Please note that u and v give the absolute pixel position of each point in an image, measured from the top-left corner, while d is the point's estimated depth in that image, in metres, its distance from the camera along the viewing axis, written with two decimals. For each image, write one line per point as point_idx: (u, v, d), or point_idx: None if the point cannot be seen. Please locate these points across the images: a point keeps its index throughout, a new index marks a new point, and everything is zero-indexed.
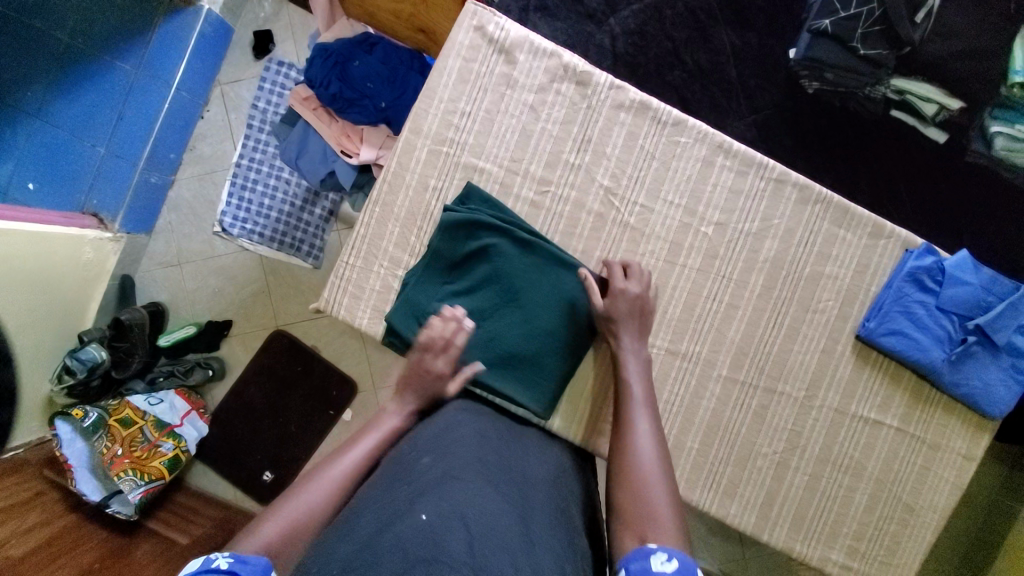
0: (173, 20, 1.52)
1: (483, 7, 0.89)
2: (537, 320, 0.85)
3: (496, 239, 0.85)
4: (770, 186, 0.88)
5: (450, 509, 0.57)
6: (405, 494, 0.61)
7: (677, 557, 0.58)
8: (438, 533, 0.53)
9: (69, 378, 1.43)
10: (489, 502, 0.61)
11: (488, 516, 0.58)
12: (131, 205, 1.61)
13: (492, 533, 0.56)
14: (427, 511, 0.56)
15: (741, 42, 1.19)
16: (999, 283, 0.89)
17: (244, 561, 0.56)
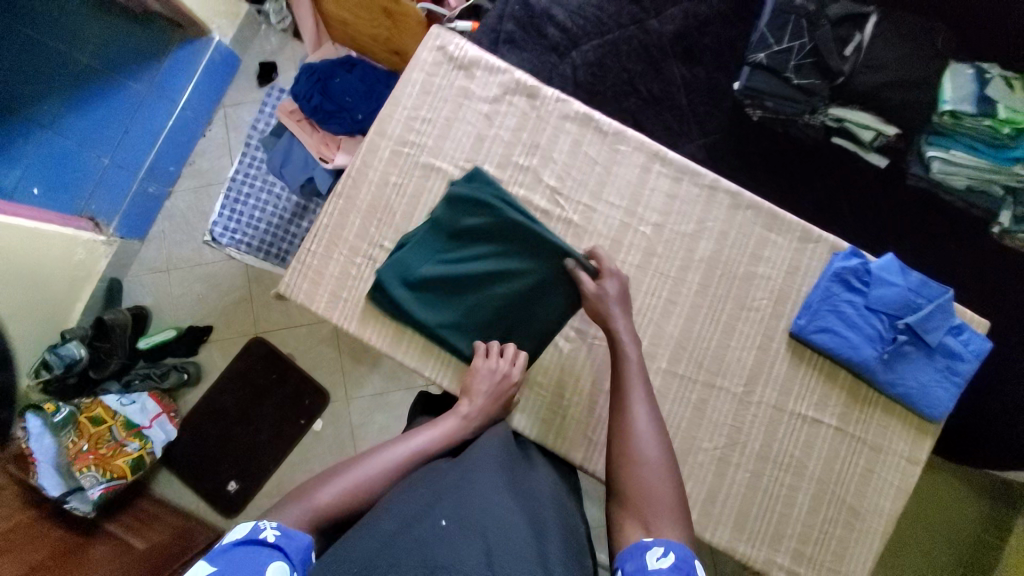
0: (184, 47, 1.67)
1: (445, 30, 1.01)
2: (517, 299, 0.90)
3: (489, 221, 0.91)
4: (703, 192, 0.96)
5: (467, 517, 0.67)
6: (429, 502, 0.70)
7: (672, 551, 0.67)
8: (458, 540, 0.62)
9: (45, 374, 1.46)
10: (505, 509, 0.70)
11: (503, 522, 0.67)
12: (127, 211, 1.69)
13: (508, 539, 0.65)
14: (449, 519, 0.66)
15: (690, 75, 1.32)
16: (928, 285, 0.91)
17: (288, 537, 0.67)
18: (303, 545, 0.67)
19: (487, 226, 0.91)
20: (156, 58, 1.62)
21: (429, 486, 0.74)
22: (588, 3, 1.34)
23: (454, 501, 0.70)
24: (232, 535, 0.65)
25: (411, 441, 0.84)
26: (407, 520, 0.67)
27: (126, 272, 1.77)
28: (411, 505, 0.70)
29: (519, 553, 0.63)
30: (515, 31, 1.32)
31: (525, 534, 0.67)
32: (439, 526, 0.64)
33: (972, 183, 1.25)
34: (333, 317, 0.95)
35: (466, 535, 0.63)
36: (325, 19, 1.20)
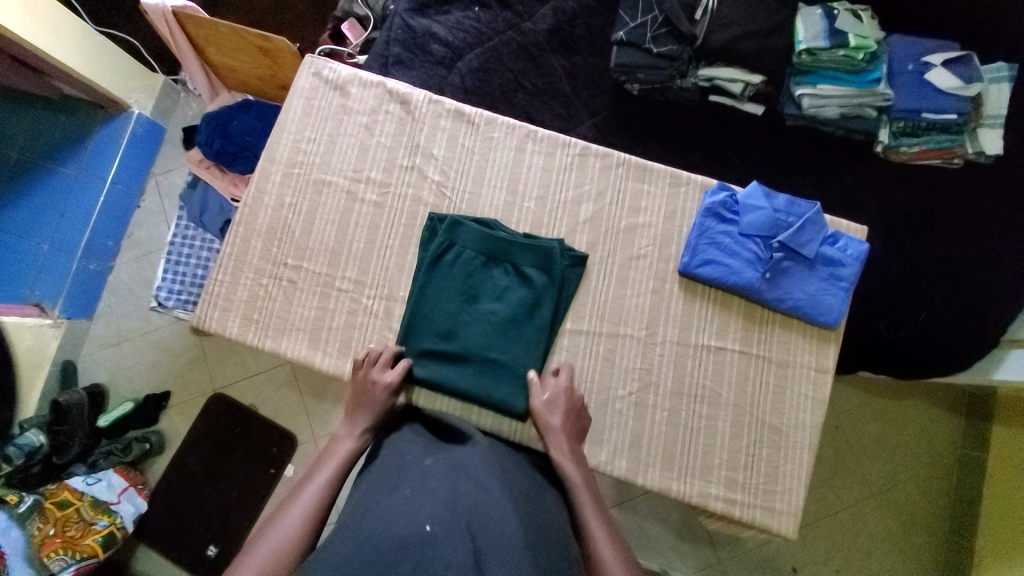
0: (107, 125, 1.69)
1: (318, 57, 1.08)
2: (465, 328, 0.95)
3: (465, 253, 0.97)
4: (575, 160, 1.03)
5: (452, 516, 0.63)
6: (414, 502, 0.66)
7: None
8: (443, 542, 0.58)
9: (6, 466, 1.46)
10: (491, 503, 0.67)
11: (488, 517, 0.64)
12: (71, 290, 1.67)
13: (495, 535, 0.62)
14: (434, 522, 0.61)
15: (570, 64, 1.41)
16: (796, 204, 0.98)
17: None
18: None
19: (479, 276, 0.97)
20: (81, 140, 1.65)
21: (414, 485, 0.70)
22: (465, 18, 1.44)
23: (441, 499, 0.66)
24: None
25: (317, 478, 0.79)
26: (394, 523, 0.62)
27: (80, 352, 1.74)
28: (396, 504, 0.67)
29: (508, 548, 0.60)
30: (402, 53, 1.41)
31: (512, 528, 0.63)
32: (424, 531, 0.60)
33: (844, 110, 1.30)
34: (248, 337, 0.97)
35: (452, 535, 0.59)
36: (216, 69, 1.28)
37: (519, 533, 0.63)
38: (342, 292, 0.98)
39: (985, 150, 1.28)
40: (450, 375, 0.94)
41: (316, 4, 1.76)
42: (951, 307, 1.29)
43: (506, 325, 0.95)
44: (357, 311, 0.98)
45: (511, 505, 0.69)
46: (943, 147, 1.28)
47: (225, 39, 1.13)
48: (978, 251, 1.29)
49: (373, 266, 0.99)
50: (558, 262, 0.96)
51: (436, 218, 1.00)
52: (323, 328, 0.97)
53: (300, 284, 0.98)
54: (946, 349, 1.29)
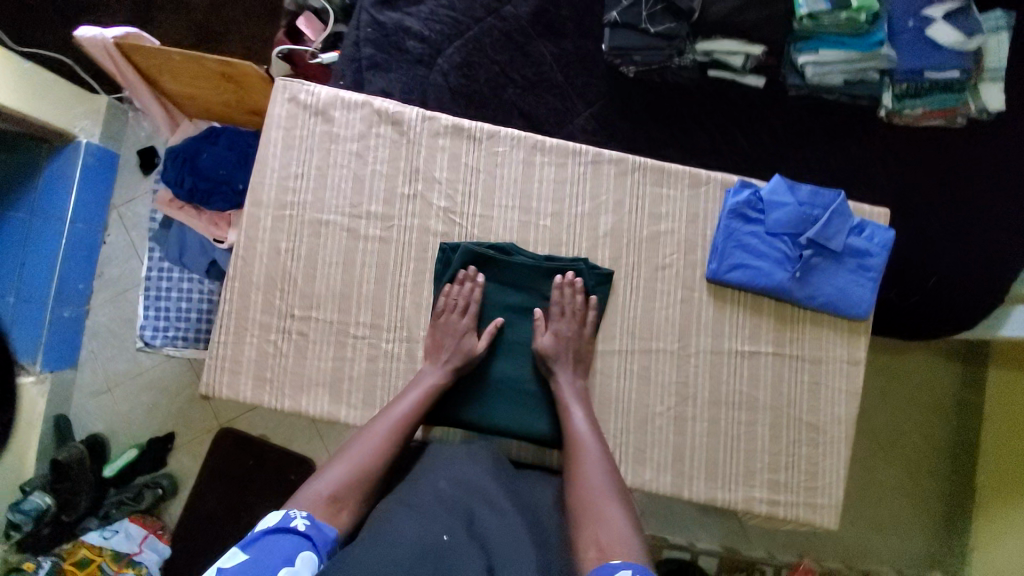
0: (56, 159, 1.51)
1: (291, 79, 0.96)
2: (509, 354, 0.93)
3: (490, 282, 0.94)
4: (589, 169, 0.96)
5: (468, 529, 0.69)
6: (431, 513, 0.70)
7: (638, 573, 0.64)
8: (462, 556, 0.64)
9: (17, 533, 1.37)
10: (506, 522, 0.71)
11: (503, 536, 0.69)
12: (49, 343, 1.50)
13: (511, 551, 0.67)
14: (451, 534, 0.67)
15: (559, 50, 1.31)
16: (821, 195, 0.94)
17: (318, 527, 0.68)
18: (330, 538, 0.69)
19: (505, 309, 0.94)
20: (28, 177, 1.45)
21: (430, 499, 0.73)
22: (439, 7, 1.31)
23: (458, 516, 0.71)
24: (263, 523, 0.67)
25: (398, 408, 0.84)
26: (413, 528, 0.66)
27: (70, 402, 1.59)
28: (413, 513, 0.69)
29: (524, 567, 0.65)
30: (375, 54, 1.28)
31: (527, 547, 0.68)
32: (442, 541, 0.66)
33: (848, 77, 1.23)
34: (265, 399, 0.92)
35: (469, 551, 0.65)
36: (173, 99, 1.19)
37: (532, 553, 0.68)
38: (359, 338, 0.92)
39: (987, 108, 1.23)
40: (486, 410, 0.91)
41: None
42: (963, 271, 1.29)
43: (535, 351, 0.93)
44: (378, 357, 0.92)
45: (526, 524, 0.73)
46: (946, 107, 1.22)
47: (179, 66, 1.03)
48: (989, 208, 1.26)
49: (388, 308, 0.93)
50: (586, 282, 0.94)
51: (449, 248, 0.94)
52: (343, 380, 0.92)
53: (312, 336, 0.92)
54: (967, 310, 1.28)
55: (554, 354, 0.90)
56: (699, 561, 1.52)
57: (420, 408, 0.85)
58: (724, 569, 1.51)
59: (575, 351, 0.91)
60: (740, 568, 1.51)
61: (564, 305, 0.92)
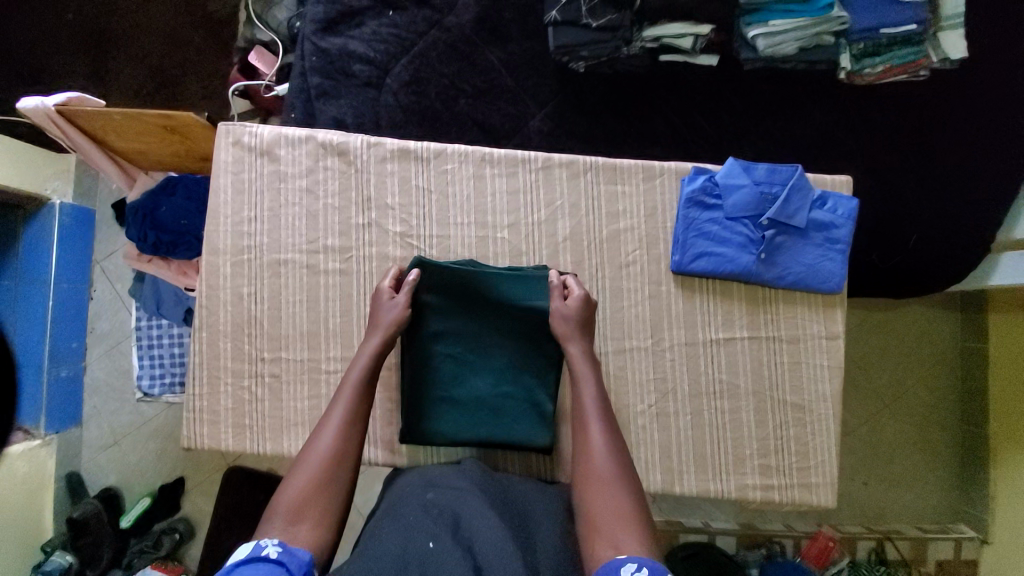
0: (33, 224, 1.47)
1: (233, 124, 0.96)
2: (490, 367, 0.92)
3: (458, 292, 0.92)
4: (540, 175, 0.96)
5: (453, 537, 0.66)
6: (416, 524, 0.69)
7: (645, 566, 0.60)
8: (446, 559, 0.62)
9: None
10: (492, 522, 0.69)
11: (488, 534, 0.66)
12: (51, 405, 1.47)
13: (496, 551, 0.63)
14: (436, 541, 0.65)
15: (506, 54, 1.23)
16: (777, 172, 0.93)
17: (291, 553, 0.62)
18: (305, 561, 0.62)
19: (479, 331, 0.92)
20: (8, 246, 1.43)
21: (416, 511, 0.72)
22: (382, 26, 1.22)
23: (443, 522, 0.69)
24: (232, 560, 0.60)
25: (334, 414, 0.80)
26: (398, 539, 0.65)
27: (80, 461, 1.55)
28: (399, 526, 0.69)
29: (509, 567, 0.61)
30: (324, 82, 1.20)
31: (513, 546, 0.65)
32: (427, 549, 0.64)
33: (802, 44, 1.16)
34: (247, 445, 0.92)
35: (454, 553, 0.63)
36: (125, 155, 1.24)
37: (517, 552, 0.64)
38: (330, 374, 0.93)
39: (949, 56, 1.18)
40: (465, 433, 0.90)
41: (219, 40, 1.57)
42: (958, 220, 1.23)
43: (510, 368, 0.92)
44: None
45: (514, 534, 0.69)
46: (908, 61, 1.18)
47: (123, 125, 1.08)
48: (961, 159, 1.22)
49: (356, 339, 0.93)
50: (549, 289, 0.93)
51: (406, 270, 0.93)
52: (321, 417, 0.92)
53: (285, 377, 0.93)
54: (957, 262, 1.23)
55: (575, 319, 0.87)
56: (716, 541, 1.50)
57: (356, 407, 0.81)
58: (743, 546, 1.49)
59: (580, 317, 0.87)
60: (759, 542, 1.50)
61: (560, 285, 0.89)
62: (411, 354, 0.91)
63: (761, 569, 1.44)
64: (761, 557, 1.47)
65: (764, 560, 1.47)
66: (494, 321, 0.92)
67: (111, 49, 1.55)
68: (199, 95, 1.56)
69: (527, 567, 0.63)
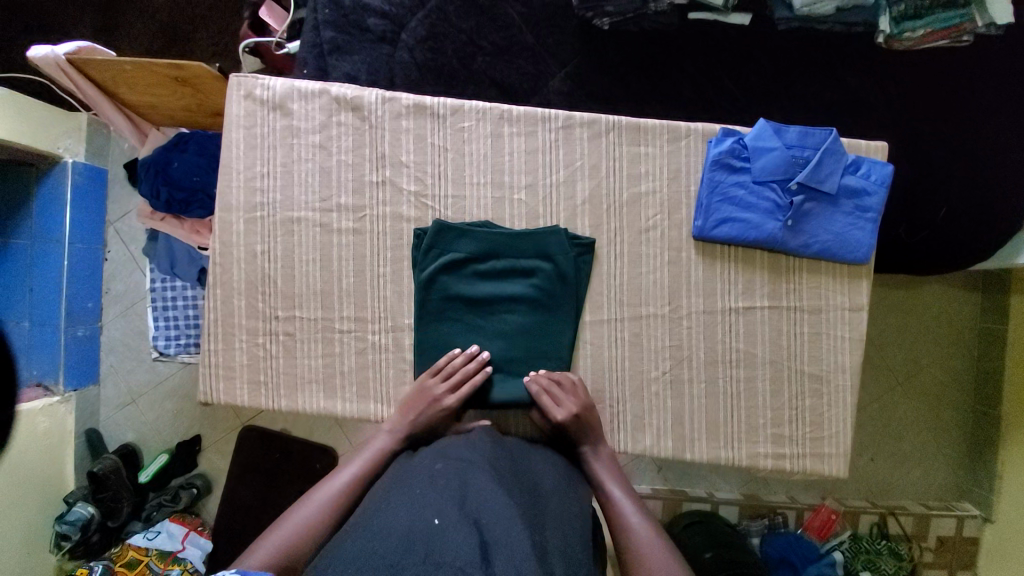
0: (46, 183, 1.46)
1: (244, 75, 0.93)
2: (504, 331, 0.91)
3: (473, 251, 0.91)
4: (560, 135, 0.93)
5: (460, 512, 0.66)
6: (423, 499, 0.69)
7: None
8: (453, 535, 0.61)
9: (66, 543, 1.39)
10: (499, 498, 0.68)
11: (495, 512, 0.65)
12: (69, 362, 1.50)
13: (504, 528, 0.63)
14: (441, 516, 0.64)
15: (526, 8, 1.17)
16: (809, 135, 0.89)
17: None
18: None
19: (491, 284, 0.91)
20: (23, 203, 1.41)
21: (423, 484, 0.72)
22: None
23: (451, 495, 0.69)
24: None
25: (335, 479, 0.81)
26: (404, 515, 0.66)
27: (99, 417, 1.59)
28: (406, 501, 0.69)
29: (517, 545, 0.60)
30: (337, 37, 1.15)
31: (521, 525, 0.64)
32: (432, 525, 0.63)
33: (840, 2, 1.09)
34: (261, 400, 0.93)
35: (460, 528, 0.62)
36: (135, 108, 1.22)
37: (525, 530, 0.63)
38: (345, 331, 0.93)
39: (995, 22, 1.08)
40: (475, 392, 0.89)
41: None
42: (993, 196, 1.17)
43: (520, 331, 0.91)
44: (366, 349, 0.93)
45: (521, 510, 0.68)
46: (949, 26, 1.09)
47: (133, 76, 1.05)
48: (1003, 129, 1.16)
49: (371, 299, 0.93)
50: (567, 253, 0.90)
51: (420, 231, 0.92)
52: (335, 375, 0.93)
53: (299, 335, 0.93)
54: (985, 237, 1.19)
55: (582, 424, 0.87)
56: (719, 511, 1.52)
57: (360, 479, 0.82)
58: (745, 516, 1.52)
59: (591, 424, 0.88)
60: (761, 514, 1.52)
61: (568, 385, 0.88)
62: (427, 310, 0.91)
63: (763, 540, 1.48)
64: (762, 527, 1.50)
65: (765, 530, 1.49)
66: (501, 276, 0.91)
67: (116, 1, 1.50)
68: (208, 52, 1.51)
69: (534, 548, 0.62)
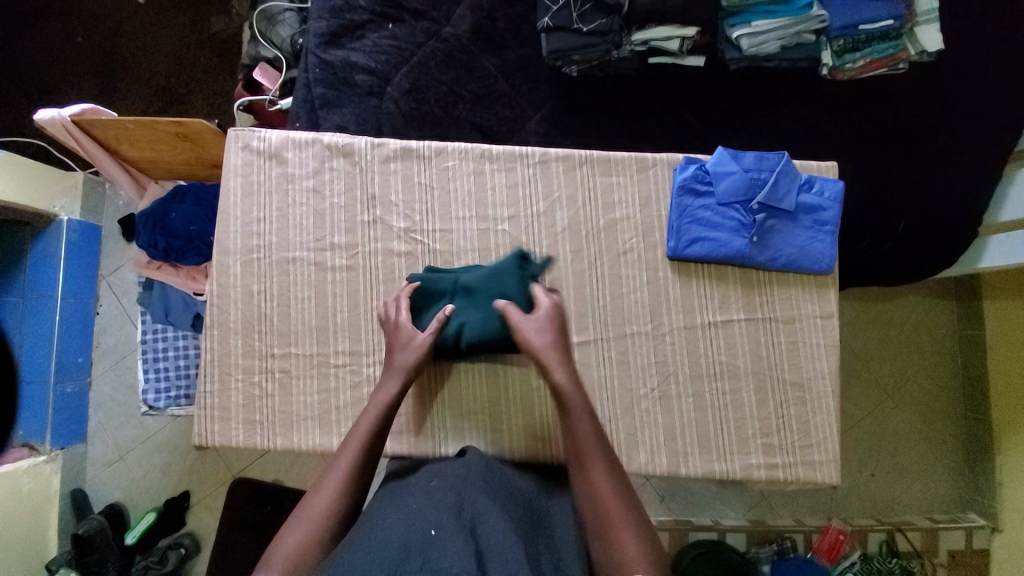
0: (39, 239, 1.49)
1: (242, 129, 1.00)
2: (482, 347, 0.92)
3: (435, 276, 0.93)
4: (537, 170, 1.00)
5: (455, 520, 0.65)
6: (420, 511, 0.68)
7: None
8: (450, 543, 0.61)
9: None
10: (495, 513, 0.68)
11: (491, 523, 0.65)
12: (56, 421, 1.47)
13: (499, 538, 0.63)
14: (437, 526, 0.64)
15: (502, 61, 1.28)
16: (766, 159, 0.97)
17: None
18: None
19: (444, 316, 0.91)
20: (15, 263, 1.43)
21: (419, 499, 0.71)
22: (382, 39, 1.26)
23: (447, 506, 0.68)
24: None
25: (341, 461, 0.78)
26: (400, 525, 0.65)
27: (85, 477, 1.55)
28: (400, 514, 0.68)
29: (513, 554, 0.61)
30: (327, 92, 1.23)
31: (515, 537, 0.64)
32: (428, 535, 0.63)
33: (784, 42, 1.21)
34: (256, 440, 0.94)
35: (455, 536, 0.62)
36: (137, 164, 1.29)
37: (519, 542, 0.64)
38: (340, 366, 0.95)
39: (926, 48, 1.22)
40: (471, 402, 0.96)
41: (223, 60, 1.62)
42: (941, 207, 1.26)
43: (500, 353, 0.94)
44: (361, 382, 0.94)
45: (515, 522, 0.68)
46: (886, 56, 1.22)
47: (136, 134, 1.13)
48: (944, 147, 1.26)
49: (365, 332, 0.96)
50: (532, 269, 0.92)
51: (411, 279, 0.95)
52: (331, 410, 0.94)
53: (294, 371, 0.95)
54: (943, 241, 1.26)
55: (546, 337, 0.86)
56: (727, 539, 1.48)
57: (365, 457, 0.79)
58: (754, 543, 1.48)
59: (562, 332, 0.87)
60: (770, 539, 1.49)
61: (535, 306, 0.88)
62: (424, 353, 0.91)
63: (773, 567, 1.43)
64: (772, 553, 1.46)
65: (775, 557, 1.45)
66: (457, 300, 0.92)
67: (118, 72, 1.60)
68: (204, 112, 1.61)
69: (529, 557, 0.62)
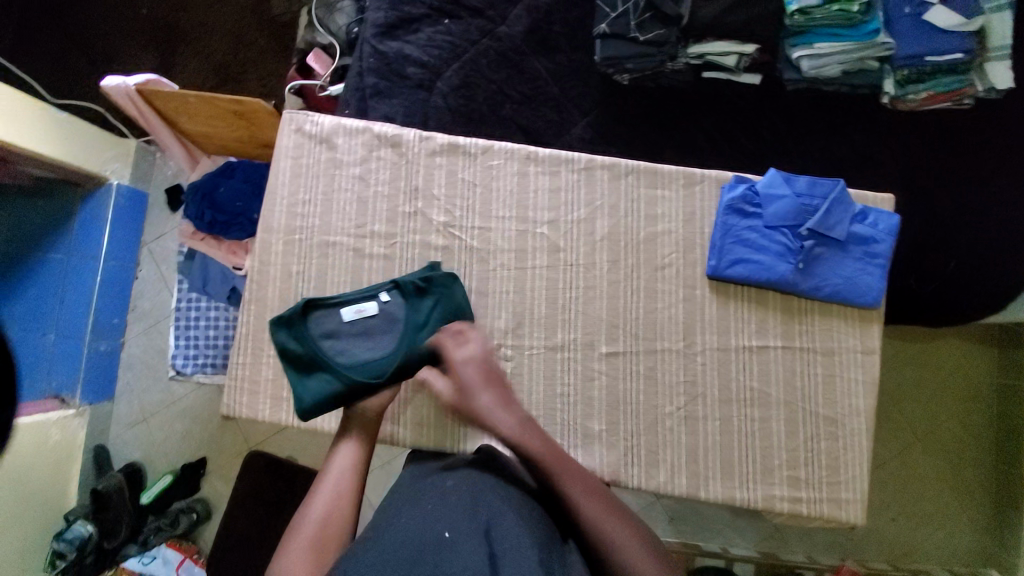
0: (90, 201, 1.55)
1: (296, 112, 1.02)
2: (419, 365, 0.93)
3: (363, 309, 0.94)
4: (582, 175, 0.99)
5: (470, 522, 0.65)
6: (435, 511, 0.68)
7: None
8: (463, 546, 0.61)
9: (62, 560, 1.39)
10: (511, 518, 0.67)
11: (506, 528, 0.64)
12: (88, 377, 1.53)
13: (512, 543, 0.62)
14: (452, 529, 0.64)
15: (553, 64, 1.28)
16: (818, 184, 0.94)
17: None
18: None
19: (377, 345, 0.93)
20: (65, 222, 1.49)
21: (436, 499, 0.71)
22: (437, 33, 1.27)
23: (462, 508, 0.68)
24: None
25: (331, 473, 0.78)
26: (415, 525, 0.65)
27: (110, 434, 1.61)
28: (416, 513, 0.68)
29: (527, 561, 0.59)
30: (379, 82, 1.25)
31: (530, 543, 0.63)
32: (442, 537, 0.63)
33: (846, 67, 1.18)
34: (280, 417, 0.96)
35: (469, 540, 0.62)
36: (190, 137, 1.34)
37: (534, 548, 0.63)
38: None
39: (995, 86, 1.17)
40: None
41: (279, 43, 1.66)
42: (997, 250, 1.20)
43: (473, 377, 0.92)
44: None
45: (531, 528, 0.67)
46: (952, 89, 1.17)
47: (195, 108, 1.17)
48: (1007, 187, 1.20)
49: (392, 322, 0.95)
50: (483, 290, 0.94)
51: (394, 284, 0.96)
52: None
53: None
54: (998, 285, 1.20)
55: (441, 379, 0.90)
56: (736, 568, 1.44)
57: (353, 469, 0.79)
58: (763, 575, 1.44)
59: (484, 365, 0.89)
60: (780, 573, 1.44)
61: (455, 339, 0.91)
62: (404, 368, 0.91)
63: None
64: None
65: None
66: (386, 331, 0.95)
67: (179, 47, 1.66)
68: (256, 92, 1.65)
69: (543, 564, 0.61)
